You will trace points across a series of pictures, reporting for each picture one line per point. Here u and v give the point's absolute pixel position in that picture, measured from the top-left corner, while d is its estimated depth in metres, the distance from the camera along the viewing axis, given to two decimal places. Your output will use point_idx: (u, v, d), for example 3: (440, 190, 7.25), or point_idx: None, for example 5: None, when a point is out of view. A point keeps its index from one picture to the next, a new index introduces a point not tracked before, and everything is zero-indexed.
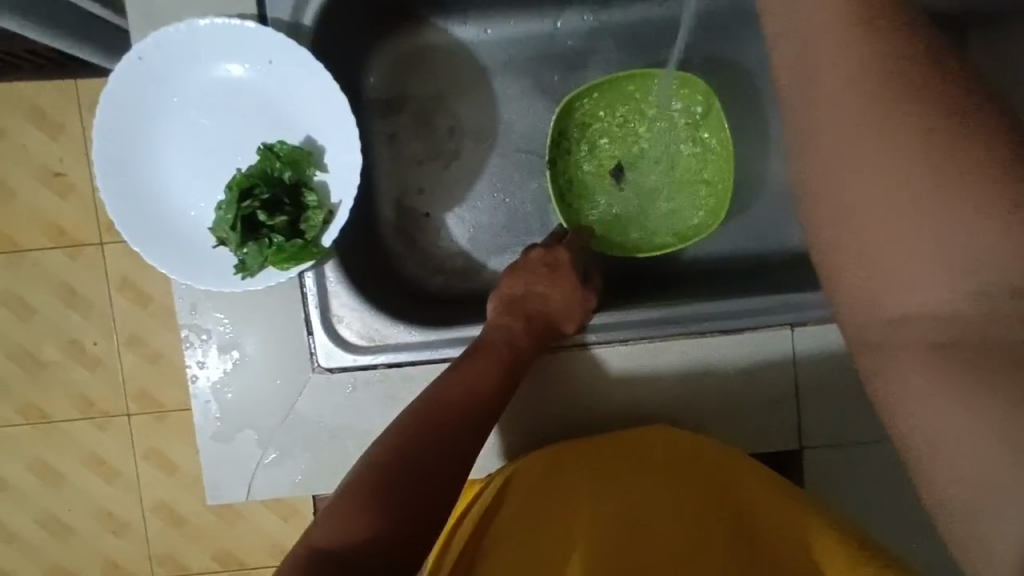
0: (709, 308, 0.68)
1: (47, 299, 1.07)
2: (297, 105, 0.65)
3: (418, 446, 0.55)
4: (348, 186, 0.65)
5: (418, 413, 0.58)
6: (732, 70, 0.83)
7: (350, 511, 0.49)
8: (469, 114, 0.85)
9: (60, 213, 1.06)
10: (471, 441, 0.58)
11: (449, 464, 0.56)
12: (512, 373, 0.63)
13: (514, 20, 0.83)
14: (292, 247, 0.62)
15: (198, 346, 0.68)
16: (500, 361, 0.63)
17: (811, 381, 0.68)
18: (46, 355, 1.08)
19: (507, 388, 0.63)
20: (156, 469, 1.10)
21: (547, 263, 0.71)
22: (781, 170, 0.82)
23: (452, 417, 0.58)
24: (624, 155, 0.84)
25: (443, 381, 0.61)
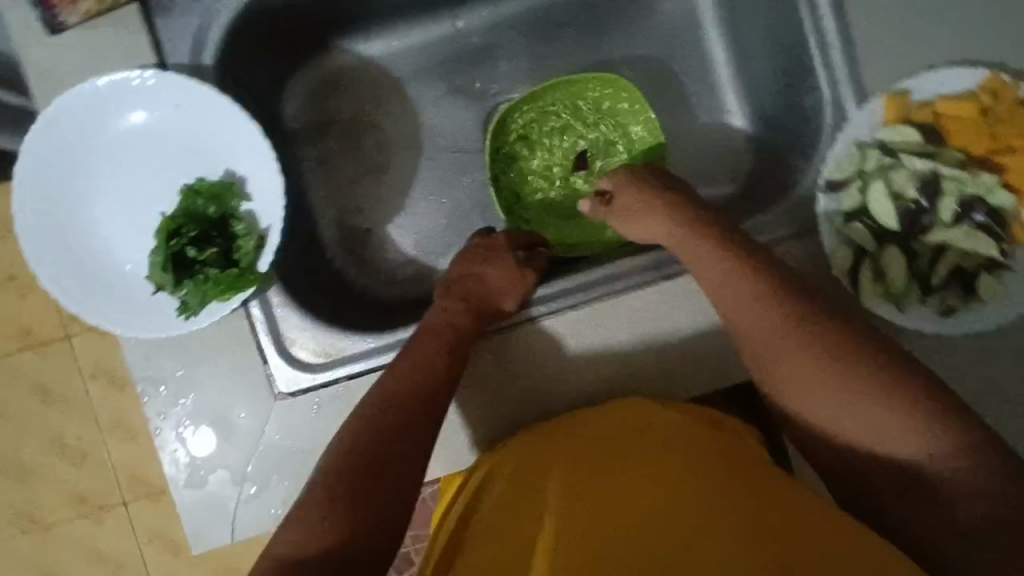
0: (647, 260, 0.70)
1: (22, 403, 1.05)
2: (212, 142, 0.66)
3: (370, 441, 0.55)
4: (275, 208, 0.65)
5: (368, 408, 0.58)
6: (634, 37, 0.86)
7: (314, 515, 0.50)
8: (392, 126, 0.86)
9: (21, 314, 1.05)
10: (425, 425, 0.58)
11: (402, 453, 0.55)
12: (459, 353, 0.63)
13: (416, 28, 0.85)
14: (229, 278, 0.63)
15: (156, 396, 0.69)
16: (446, 341, 0.63)
17: None
18: (30, 459, 1.06)
19: (456, 367, 0.62)
20: (163, 552, 1.08)
21: (484, 249, 0.74)
22: (700, 122, 0.85)
23: (401, 407, 0.58)
24: (566, 160, 0.86)
25: (390, 375, 0.61)
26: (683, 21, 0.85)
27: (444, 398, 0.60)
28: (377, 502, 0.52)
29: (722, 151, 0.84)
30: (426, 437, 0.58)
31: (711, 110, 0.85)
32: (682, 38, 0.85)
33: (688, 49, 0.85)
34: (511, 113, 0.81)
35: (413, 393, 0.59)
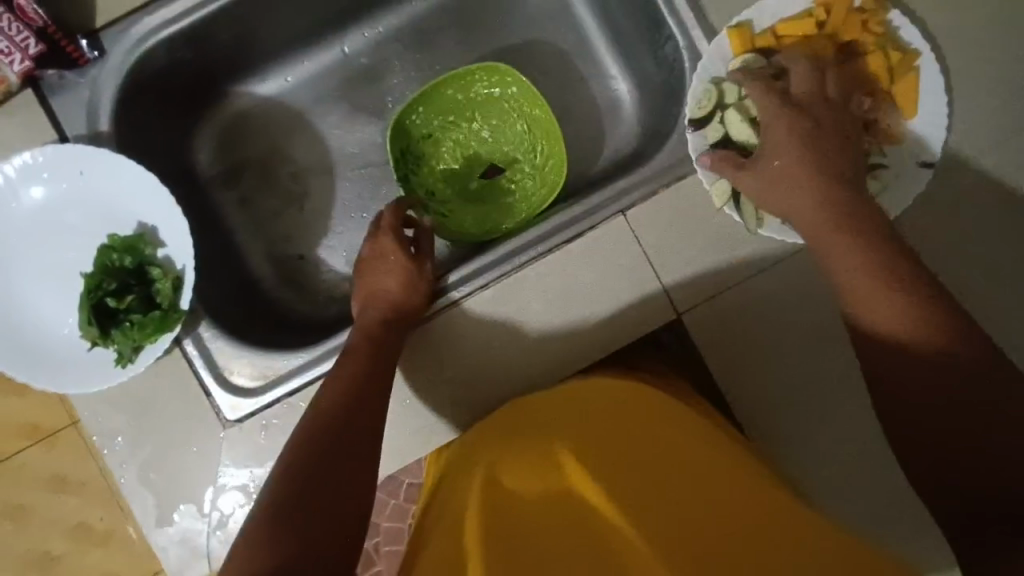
0: (546, 228, 0.73)
1: (41, 495, 1.04)
2: (119, 200, 0.70)
3: (306, 458, 0.60)
4: (188, 247, 0.70)
5: (308, 423, 0.64)
6: (510, 25, 0.90)
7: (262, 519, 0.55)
8: (303, 155, 0.91)
9: (22, 410, 1.03)
10: (358, 433, 0.63)
11: (337, 463, 0.60)
12: (380, 366, 0.67)
13: (306, 60, 0.90)
14: (153, 320, 0.67)
15: (114, 447, 0.73)
16: (363, 350, 0.68)
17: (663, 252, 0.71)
18: (57, 549, 1.04)
19: (376, 368, 0.67)
20: None
21: (378, 256, 0.76)
22: (590, 90, 0.88)
23: (331, 421, 0.63)
24: (471, 152, 0.86)
25: (323, 395, 0.66)
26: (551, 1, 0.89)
27: (376, 399, 0.66)
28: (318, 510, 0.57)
29: (616, 113, 0.87)
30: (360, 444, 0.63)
31: (598, 78, 0.88)
32: (554, 16, 0.89)
33: (563, 25, 0.89)
34: (408, 115, 0.82)
35: (340, 406, 0.64)
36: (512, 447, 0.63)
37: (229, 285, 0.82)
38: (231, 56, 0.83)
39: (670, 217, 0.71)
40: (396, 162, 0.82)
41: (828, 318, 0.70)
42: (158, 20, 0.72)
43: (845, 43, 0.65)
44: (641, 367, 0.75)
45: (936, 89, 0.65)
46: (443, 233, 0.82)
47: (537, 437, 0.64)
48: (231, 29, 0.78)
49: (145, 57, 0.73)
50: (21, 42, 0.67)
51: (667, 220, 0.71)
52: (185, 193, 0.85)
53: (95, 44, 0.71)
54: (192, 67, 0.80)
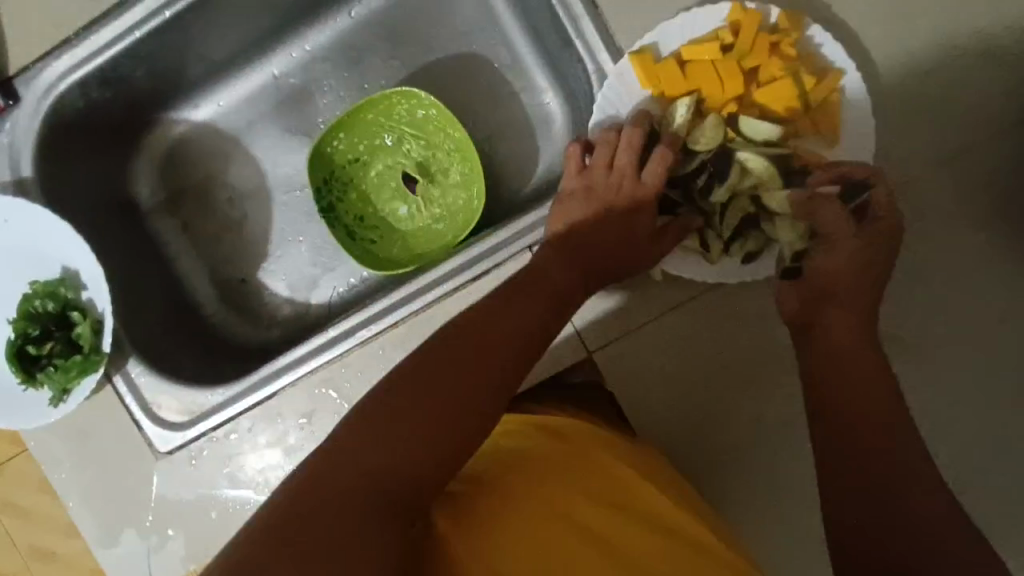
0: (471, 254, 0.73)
1: None
2: (41, 247, 0.73)
3: (442, 361, 0.56)
4: (106, 291, 0.72)
5: (455, 331, 0.59)
6: (438, 37, 0.86)
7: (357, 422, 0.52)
8: (241, 178, 0.91)
9: None
10: (507, 368, 0.58)
11: (485, 381, 0.56)
12: (548, 295, 0.63)
13: (236, 84, 0.89)
14: (75, 363, 0.71)
15: (60, 476, 0.77)
16: (536, 281, 0.63)
17: (596, 328, 0.67)
18: None
19: (540, 303, 0.62)
20: None
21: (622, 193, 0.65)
22: (525, 102, 0.83)
23: (484, 334, 0.59)
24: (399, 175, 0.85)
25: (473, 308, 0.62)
26: (478, 9, 0.84)
27: (530, 342, 0.60)
28: (441, 417, 0.53)
29: (549, 126, 0.83)
30: (505, 382, 0.57)
31: (530, 88, 0.83)
32: (481, 26, 0.84)
33: (492, 35, 0.84)
34: (330, 142, 0.81)
35: (502, 322, 0.60)
36: (537, 474, 0.58)
37: (165, 319, 0.84)
38: (155, 86, 0.84)
39: (609, 299, 0.67)
40: (320, 189, 0.82)
41: (747, 359, 0.65)
42: (66, 65, 0.74)
43: (756, 66, 0.60)
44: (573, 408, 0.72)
45: (863, 111, 0.59)
46: (369, 260, 0.81)
47: (571, 478, 0.58)
48: (146, 64, 0.79)
49: (59, 101, 0.75)
50: None
51: (607, 302, 0.67)
52: (124, 225, 0.87)
53: (9, 92, 0.73)
54: (114, 103, 0.81)
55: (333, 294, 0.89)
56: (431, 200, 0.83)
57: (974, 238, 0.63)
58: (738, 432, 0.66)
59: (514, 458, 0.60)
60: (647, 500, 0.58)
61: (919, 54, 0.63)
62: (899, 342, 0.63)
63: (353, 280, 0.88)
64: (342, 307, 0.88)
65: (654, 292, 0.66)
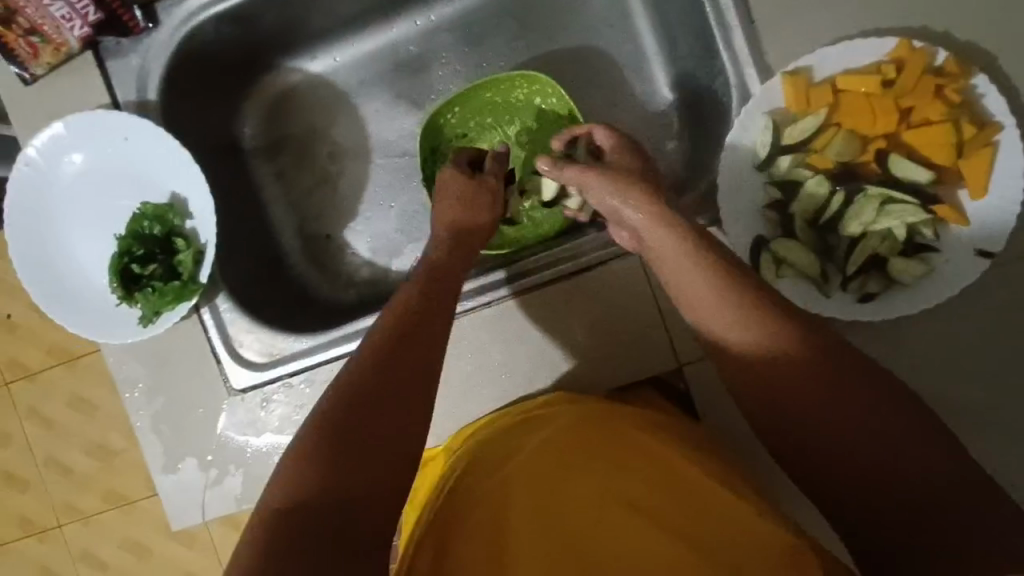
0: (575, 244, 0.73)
1: (105, 396, 1.08)
2: (157, 171, 0.74)
3: (359, 380, 0.57)
4: (211, 223, 0.73)
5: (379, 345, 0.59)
6: (565, 27, 0.85)
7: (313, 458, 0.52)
8: (343, 135, 0.91)
9: None
10: (434, 372, 0.59)
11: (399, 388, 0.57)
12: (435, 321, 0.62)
13: (356, 41, 0.89)
14: (172, 289, 0.72)
15: (135, 396, 0.79)
16: (431, 300, 0.64)
17: (689, 339, 0.69)
18: (116, 444, 1.09)
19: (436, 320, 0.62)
20: (233, 531, 1.07)
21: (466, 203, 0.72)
22: (642, 107, 0.83)
23: (397, 349, 0.59)
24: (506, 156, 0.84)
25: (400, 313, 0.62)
26: (611, 7, 0.83)
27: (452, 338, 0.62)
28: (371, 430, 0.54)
29: (661, 134, 0.82)
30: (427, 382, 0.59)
31: (650, 94, 0.83)
32: (612, 24, 0.84)
33: (620, 35, 0.84)
34: (444, 114, 0.81)
35: (412, 335, 0.60)
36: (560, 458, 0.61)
37: (254, 260, 0.85)
38: (282, 31, 0.84)
39: None
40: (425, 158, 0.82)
41: None
42: None
43: (911, 107, 0.59)
44: None
45: (1017, 172, 0.57)
46: None
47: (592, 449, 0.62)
48: (281, 7, 0.80)
49: (194, 31, 0.76)
50: (81, 9, 0.70)
51: None
52: (227, 163, 0.88)
53: (150, 15, 0.75)
54: (242, 40, 0.82)
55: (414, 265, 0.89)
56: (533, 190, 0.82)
57: None
58: None
59: (529, 435, 0.63)
60: (683, 473, 0.60)
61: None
62: None
63: None
64: None
65: None
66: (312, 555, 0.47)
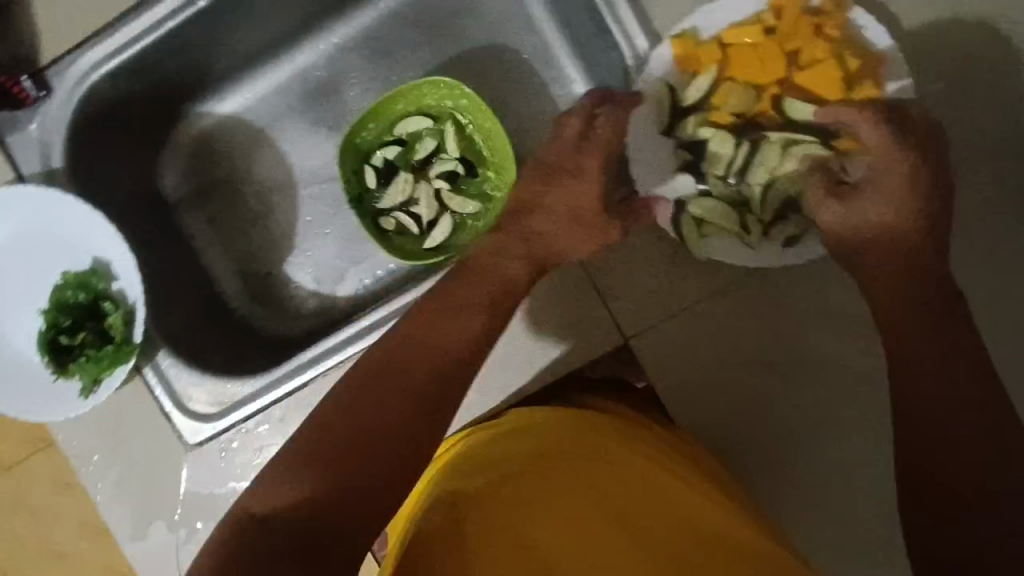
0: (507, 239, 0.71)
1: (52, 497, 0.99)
2: (73, 239, 0.73)
3: (363, 398, 0.61)
4: (137, 280, 0.72)
5: (384, 362, 0.63)
6: (467, 28, 0.86)
7: (301, 474, 0.58)
8: (266, 171, 0.90)
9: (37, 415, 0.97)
10: (430, 397, 0.62)
11: (405, 411, 0.61)
12: (496, 323, 0.65)
13: (263, 76, 0.89)
14: (107, 354, 0.70)
15: (90, 470, 0.76)
16: (479, 309, 0.65)
17: (635, 320, 0.67)
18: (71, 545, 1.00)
19: (490, 328, 0.65)
20: None
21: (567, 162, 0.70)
22: (555, 94, 0.83)
23: (403, 371, 0.63)
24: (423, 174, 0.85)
25: (396, 333, 0.65)
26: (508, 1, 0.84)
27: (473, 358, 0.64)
28: (361, 455, 0.59)
29: None
30: (422, 444, 0.60)
31: (560, 80, 0.83)
32: (511, 18, 0.84)
33: (522, 27, 0.84)
34: (358, 133, 0.81)
35: (419, 355, 0.63)
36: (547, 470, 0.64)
37: (194, 311, 0.84)
38: (183, 77, 0.83)
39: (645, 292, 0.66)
40: (348, 179, 0.81)
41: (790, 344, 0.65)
42: (98, 55, 0.74)
43: (797, 49, 0.63)
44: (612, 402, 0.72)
45: None
46: (398, 250, 0.80)
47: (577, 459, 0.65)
48: (175, 55, 0.79)
49: (90, 91, 0.75)
50: None
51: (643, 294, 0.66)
52: (151, 217, 0.86)
53: (41, 83, 0.73)
54: (143, 94, 0.81)
55: (360, 287, 0.88)
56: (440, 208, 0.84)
57: None
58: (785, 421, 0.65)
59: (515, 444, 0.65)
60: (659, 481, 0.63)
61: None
62: None
63: (380, 273, 0.88)
64: (369, 300, 0.87)
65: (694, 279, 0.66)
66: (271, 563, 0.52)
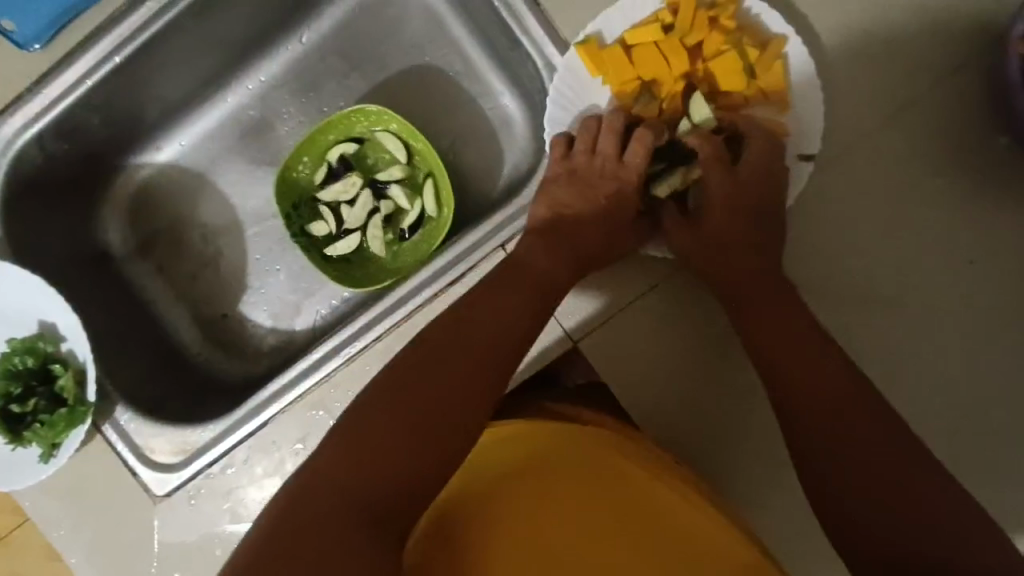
0: (449, 256, 0.73)
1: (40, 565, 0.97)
2: (16, 305, 0.73)
3: (411, 373, 0.61)
4: (84, 340, 0.72)
5: (432, 340, 0.63)
6: (391, 53, 0.87)
7: (346, 443, 0.57)
8: (211, 215, 0.91)
9: None
10: (486, 370, 0.62)
11: (455, 386, 0.61)
12: (536, 294, 0.66)
13: (197, 122, 0.90)
14: (62, 417, 0.70)
15: (60, 535, 0.76)
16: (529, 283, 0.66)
17: (582, 324, 0.69)
18: None
19: (534, 303, 0.65)
20: None
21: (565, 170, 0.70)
22: (485, 107, 0.85)
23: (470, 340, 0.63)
24: (361, 193, 0.85)
25: (505, 282, 0.66)
26: (428, 24, 0.86)
27: (528, 332, 0.65)
28: (418, 426, 0.58)
29: (509, 128, 0.84)
30: (464, 425, 0.60)
31: (488, 94, 0.85)
32: (433, 39, 0.86)
33: (445, 47, 0.86)
34: (293, 168, 0.82)
35: (493, 324, 0.64)
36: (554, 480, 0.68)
37: (151, 362, 0.84)
38: (115, 131, 0.84)
39: (586, 297, 0.69)
40: (288, 213, 0.82)
41: (723, 326, 0.68)
42: (21, 121, 0.74)
43: (700, 42, 0.66)
44: (573, 408, 0.73)
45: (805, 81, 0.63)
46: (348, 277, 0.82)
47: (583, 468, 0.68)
48: (102, 111, 0.79)
49: (18, 157, 0.75)
50: None
51: (585, 299, 0.69)
52: (99, 275, 0.86)
53: None
54: (75, 153, 0.81)
55: (317, 318, 0.88)
56: (360, 231, 0.85)
57: (927, 184, 0.67)
58: (729, 401, 0.68)
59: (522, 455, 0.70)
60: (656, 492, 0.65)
61: (847, 26, 0.68)
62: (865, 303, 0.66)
63: (335, 302, 0.88)
64: (327, 330, 0.88)
65: (631, 275, 0.69)
66: (325, 532, 0.51)
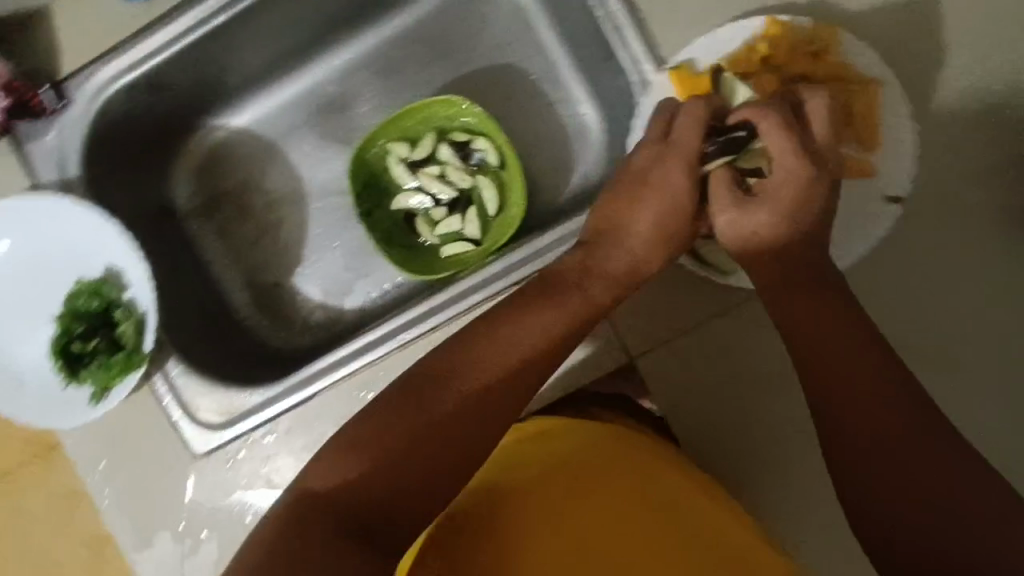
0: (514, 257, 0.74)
1: None
2: (88, 247, 0.74)
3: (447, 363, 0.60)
4: (147, 290, 0.72)
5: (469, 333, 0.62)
6: (477, 49, 0.88)
7: (378, 431, 0.56)
8: (277, 183, 0.92)
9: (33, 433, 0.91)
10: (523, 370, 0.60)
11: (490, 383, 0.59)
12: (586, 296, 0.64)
13: (276, 91, 0.91)
14: (119, 362, 0.71)
15: (96, 478, 0.76)
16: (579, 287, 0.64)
17: (642, 340, 0.69)
18: None
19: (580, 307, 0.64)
20: None
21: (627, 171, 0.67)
22: (563, 114, 0.85)
23: (513, 337, 0.61)
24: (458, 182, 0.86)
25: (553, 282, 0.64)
26: (517, 25, 0.86)
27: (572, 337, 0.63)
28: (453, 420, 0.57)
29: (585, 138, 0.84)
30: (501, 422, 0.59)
31: (568, 101, 0.85)
32: (521, 41, 0.86)
33: (531, 49, 0.86)
34: (367, 149, 0.83)
35: (542, 323, 0.62)
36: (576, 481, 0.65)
37: (202, 321, 0.85)
38: (198, 90, 0.85)
39: (649, 315, 0.69)
40: (359, 193, 0.84)
41: (785, 361, 0.67)
42: (115, 68, 0.75)
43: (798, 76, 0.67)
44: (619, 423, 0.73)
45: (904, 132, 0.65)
46: (409, 263, 0.83)
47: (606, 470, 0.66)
48: (191, 69, 0.80)
49: (107, 103, 0.76)
50: None
51: (648, 317, 0.69)
52: (162, 229, 0.88)
53: (60, 93, 0.75)
54: (159, 106, 0.83)
55: (366, 300, 0.89)
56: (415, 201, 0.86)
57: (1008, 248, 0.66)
58: (780, 438, 0.67)
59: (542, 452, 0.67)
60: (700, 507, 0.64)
61: (947, 80, 0.67)
62: (930, 360, 0.66)
63: (388, 286, 0.89)
64: (377, 312, 0.88)
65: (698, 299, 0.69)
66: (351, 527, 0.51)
